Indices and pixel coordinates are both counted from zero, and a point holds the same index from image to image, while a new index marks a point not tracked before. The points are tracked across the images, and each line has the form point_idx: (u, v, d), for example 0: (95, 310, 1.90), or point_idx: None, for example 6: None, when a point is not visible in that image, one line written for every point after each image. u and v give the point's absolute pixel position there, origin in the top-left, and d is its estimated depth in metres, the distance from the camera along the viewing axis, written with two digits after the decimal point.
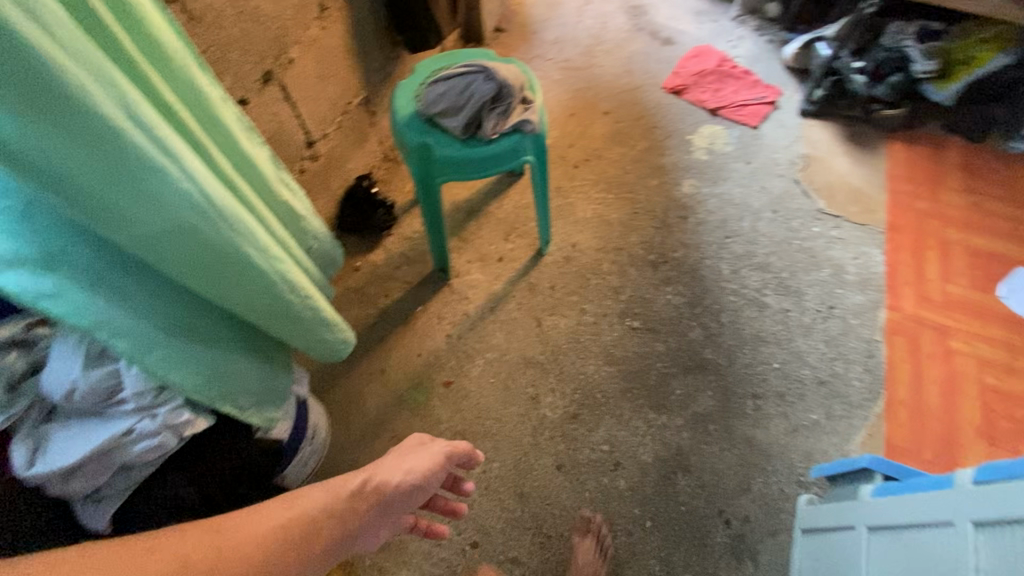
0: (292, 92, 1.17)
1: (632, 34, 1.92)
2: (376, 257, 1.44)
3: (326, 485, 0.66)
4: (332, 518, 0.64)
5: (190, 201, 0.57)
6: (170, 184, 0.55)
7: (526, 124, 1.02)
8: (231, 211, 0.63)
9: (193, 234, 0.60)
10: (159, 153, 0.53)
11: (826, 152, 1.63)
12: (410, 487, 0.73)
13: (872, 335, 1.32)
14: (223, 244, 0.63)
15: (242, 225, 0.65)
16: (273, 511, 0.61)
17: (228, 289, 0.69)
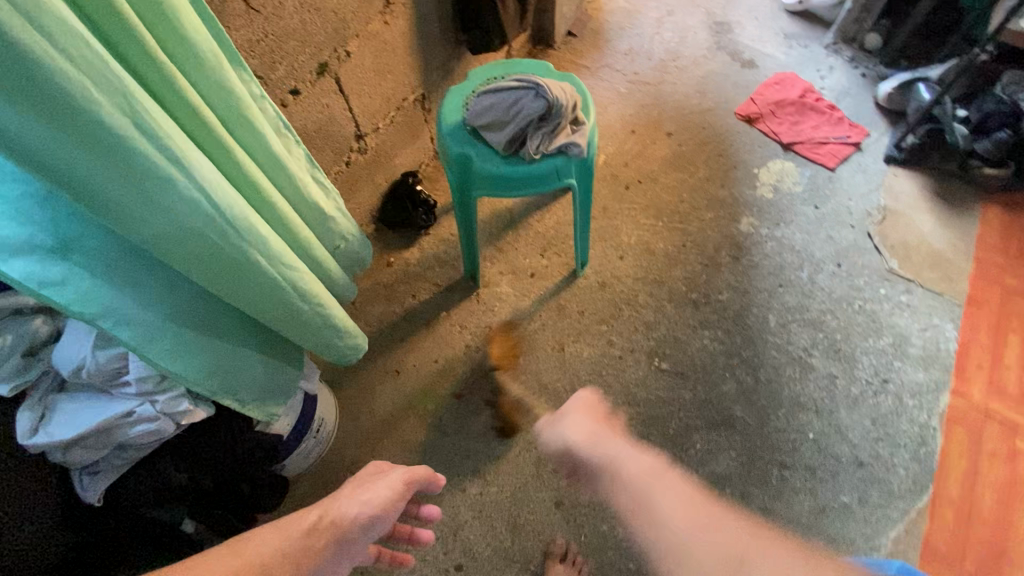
0: (346, 85, 1.17)
1: (712, 52, 1.80)
2: (410, 255, 1.43)
3: (279, 524, 0.62)
4: (287, 560, 0.60)
5: (195, 207, 0.59)
6: (175, 191, 0.56)
7: (573, 147, 0.97)
8: (239, 217, 0.64)
9: (197, 238, 0.61)
10: (168, 162, 0.54)
11: (909, 206, 1.47)
12: (369, 518, 0.69)
13: (927, 420, 1.19)
14: (229, 248, 0.64)
15: (250, 231, 0.66)
16: (219, 561, 0.56)
17: (234, 289, 0.70)
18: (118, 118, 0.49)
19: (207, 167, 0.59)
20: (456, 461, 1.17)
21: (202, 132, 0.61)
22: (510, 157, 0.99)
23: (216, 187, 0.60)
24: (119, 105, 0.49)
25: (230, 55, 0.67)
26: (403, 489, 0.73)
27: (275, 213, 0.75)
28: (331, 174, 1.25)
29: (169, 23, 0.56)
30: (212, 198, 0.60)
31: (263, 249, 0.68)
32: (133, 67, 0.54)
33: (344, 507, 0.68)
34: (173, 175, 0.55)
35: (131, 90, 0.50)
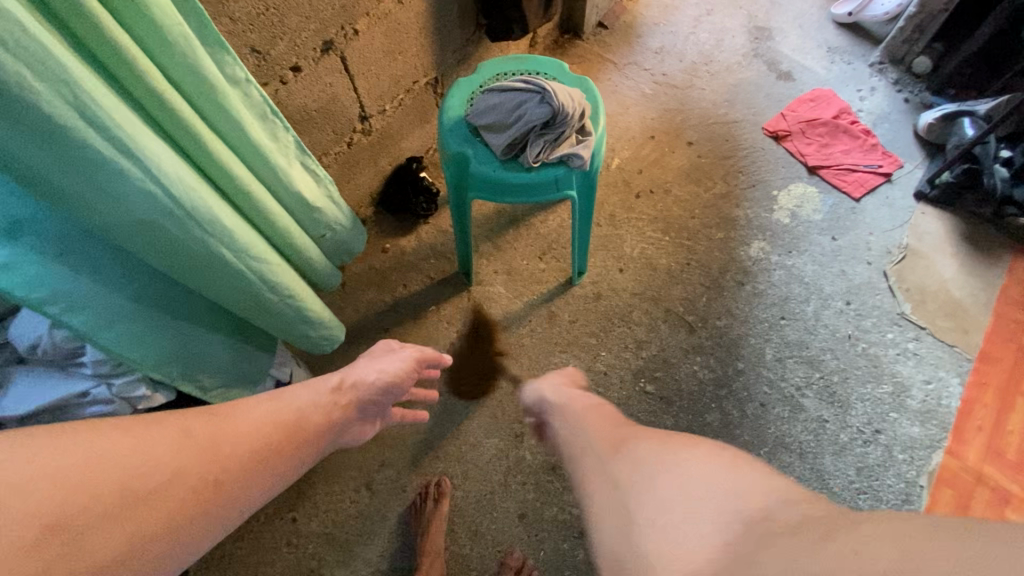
0: (353, 64, 1.12)
1: (748, 59, 1.71)
2: (405, 243, 1.40)
3: (308, 386, 0.73)
4: (321, 409, 0.72)
5: (151, 198, 0.56)
6: (130, 183, 0.54)
7: (575, 158, 0.92)
8: (203, 210, 0.61)
9: (154, 230, 0.58)
10: (118, 154, 0.52)
11: (933, 249, 1.40)
12: (382, 385, 0.81)
13: (915, 477, 1.15)
14: (189, 240, 0.61)
15: (214, 223, 0.63)
16: (263, 402, 0.66)
17: (199, 282, 0.68)
18: (60, 104, 0.46)
19: (165, 157, 0.56)
20: (425, 460, 1.16)
21: (168, 117, 0.58)
22: (509, 161, 0.95)
23: (175, 177, 0.57)
24: (63, 94, 0.46)
25: (209, 35, 0.64)
26: (410, 364, 0.87)
27: (249, 202, 0.72)
28: (331, 154, 1.21)
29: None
30: (173, 192, 0.57)
31: (229, 241, 0.66)
32: (86, 46, 0.51)
33: (364, 373, 0.81)
34: (126, 166, 0.53)
35: (76, 77, 0.47)
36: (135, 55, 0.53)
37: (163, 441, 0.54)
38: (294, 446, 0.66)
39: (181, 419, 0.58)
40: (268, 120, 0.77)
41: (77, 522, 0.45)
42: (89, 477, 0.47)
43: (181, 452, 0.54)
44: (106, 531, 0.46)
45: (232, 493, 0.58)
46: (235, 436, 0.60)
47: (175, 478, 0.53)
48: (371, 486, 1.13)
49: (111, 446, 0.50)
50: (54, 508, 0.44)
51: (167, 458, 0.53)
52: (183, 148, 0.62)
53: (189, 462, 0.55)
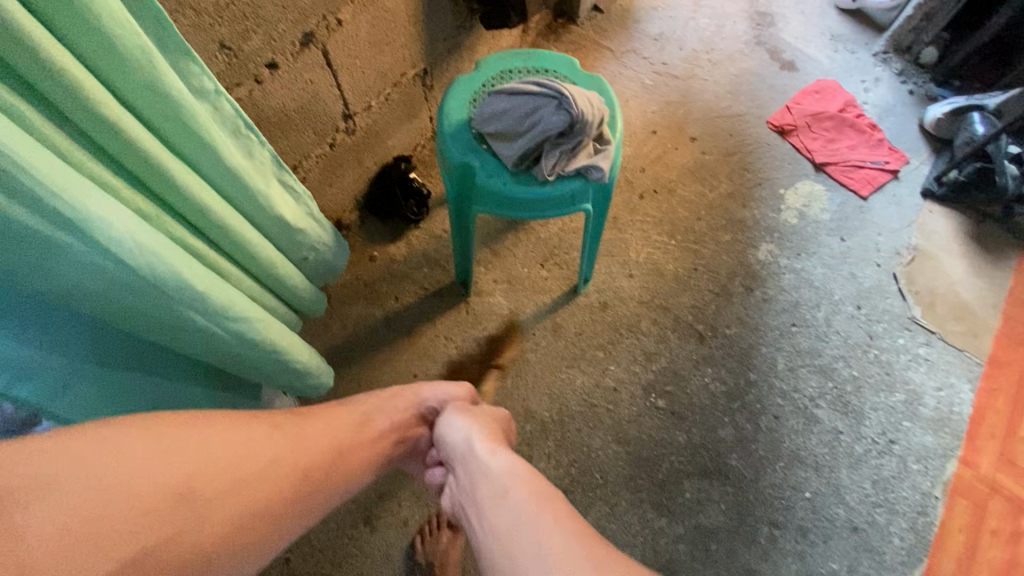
0: (336, 58, 0.99)
1: (749, 47, 1.63)
2: (395, 251, 1.29)
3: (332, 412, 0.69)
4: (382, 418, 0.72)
5: (88, 257, 0.50)
6: (66, 252, 0.48)
7: (594, 170, 0.83)
8: (159, 269, 0.55)
9: (98, 286, 0.53)
10: (50, 225, 0.46)
11: (942, 249, 1.37)
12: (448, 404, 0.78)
13: (930, 488, 1.13)
14: (143, 298, 0.56)
15: (170, 279, 0.56)
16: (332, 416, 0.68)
17: (166, 337, 0.63)
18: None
19: (110, 219, 0.50)
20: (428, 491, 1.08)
21: (120, 146, 0.52)
22: (520, 174, 0.86)
23: (121, 237, 0.51)
24: None
25: (169, 41, 0.55)
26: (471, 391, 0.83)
27: (220, 233, 0.65)
28: (312, 158, 1.09)
29: (75, 9, 0.44)
30: (121, 258, 0.52)
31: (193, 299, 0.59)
32: (16, 70, 0.43)
33: (427, 390, 0.78)
34: (60, 238, 0.47)
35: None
36: (81, 81, 0.46)
37: (250, 439, 0.57)
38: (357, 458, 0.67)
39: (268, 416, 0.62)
40: (243, 135, 0.67)
41: (199, 497, 0.51)
42: (195, 464, 0.52)
43: (272, 446, 0.59)
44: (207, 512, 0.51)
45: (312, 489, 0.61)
46: (311, 444, 0.63)
47: (264, 470, 0.57)
48: (371, 521, 1.05)
49: (212, 442, 0.55)
50: (168, 490, 0.49)
51: (254, 456, 0.57)
52: (138, 176, 0.56)
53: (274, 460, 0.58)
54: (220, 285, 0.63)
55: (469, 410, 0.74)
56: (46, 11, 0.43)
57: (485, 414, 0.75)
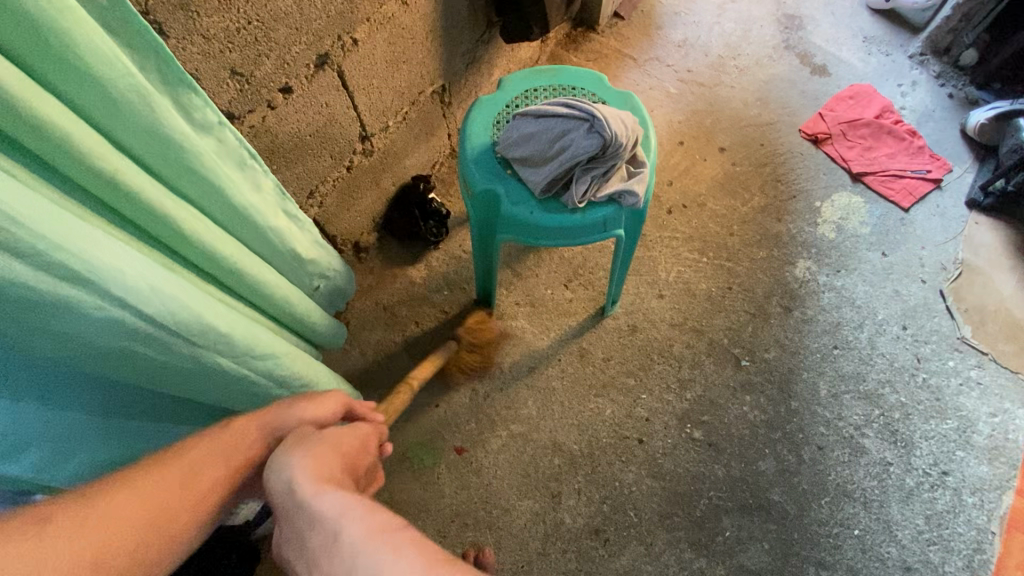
0: (352, 79, 0.94)
1: (778, 52, 1.56)
2: (414, 273, 1.25)
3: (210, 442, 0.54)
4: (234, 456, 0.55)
5: (106, 321, 0.46)
6: (87, 317, 0.45)
7: (629, 196, 0.77)
8: (181, 321, 0.53)
9: (111, 350, 0.49)
10: (75, 289, 0.43)
11: (990, 263, 1.29)
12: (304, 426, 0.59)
13: (986, 524, 1.06)
14: (161, 361, 0.54)
15: (193, 332, 0.54)
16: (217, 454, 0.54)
17: (193, 390, 0.61)
18: None
19: (128, 271, 0.47)
20: (451, 529, 1.03)
21: (126, 201, 0.48)
22: (548, 200, 0.80)
23: (136, 288, 0.48)
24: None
25: (170, 77, 0.51)
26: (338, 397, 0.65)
27: (236, 276, 0.62)
28: (328, 182, 1.04)
29: (66, 60, 0.41)
30: (141, 315, 0.49)
31: (216, 344, 0.57)
32: (14, 139, 0.39)
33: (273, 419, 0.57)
34: (83, 303, 0.44)
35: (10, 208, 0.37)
36: (85, 137, 0.43)
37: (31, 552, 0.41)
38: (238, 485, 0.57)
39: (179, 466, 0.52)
40: (250, 166, 0.64)
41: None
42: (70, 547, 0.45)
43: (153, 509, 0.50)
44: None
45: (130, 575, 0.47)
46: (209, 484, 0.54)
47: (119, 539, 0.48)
48: None
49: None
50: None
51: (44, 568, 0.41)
52: (147, 229, 0.52)
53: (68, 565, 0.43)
54: (243, 329, 0.61)
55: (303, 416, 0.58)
56: (35, 65, 0.40)
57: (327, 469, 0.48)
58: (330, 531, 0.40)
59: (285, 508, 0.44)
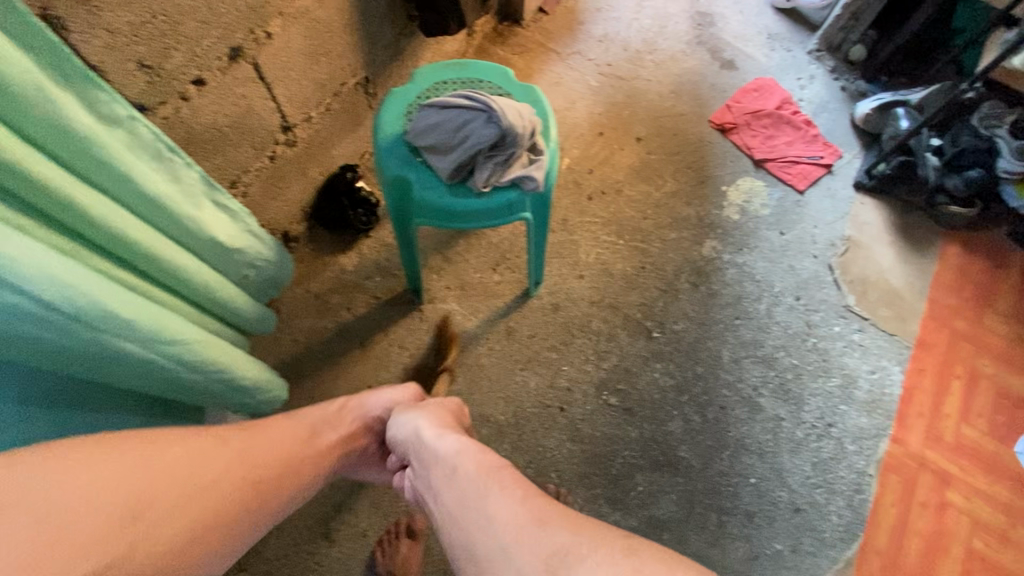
0: (268, 71, 0.97)
1: (691, 47, 1.68)
2: (346, 261, 1.29)
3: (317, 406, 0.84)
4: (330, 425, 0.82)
5: (4, 301, 0.49)
6: None
7: (528, 180, 0.84)
8: (87, 305, 0.55)
9: (10, 330, 0.51)
10: None
11: (872, 239, 1.44)
12: (384, 408, 0.88)
13: (865, 467, 1.20)
14: (71, 344, 0.56)
15: (100, 318, 0.56)
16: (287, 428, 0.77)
17: (107, 374, 0.63)
18: None
19: (28, 256, 0.49)
20: (385, 500, 1.09)
21: (26, 188, 0.51)
22: (455, 186, 0.85)
23: (38, 273, 0.50)
24: None
25: (72, 72, 0.54)
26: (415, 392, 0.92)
27: (148, 261, 0.64)
28: (250, 172, 1.07)
29: None
30: (43, 299, 0.51)
31: (121, 328, 0.59)
32: None
33: (363, 401, 0.88)
34: None
35: None
36: None
37: (215, 445, 0.67)
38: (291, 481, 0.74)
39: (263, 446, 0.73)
40: (165, 159, 0.66)
41: (150, 511, 0.59)
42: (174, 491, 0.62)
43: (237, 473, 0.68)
44: (156, 539, 0.58)
45: (264, 500, 0.70)
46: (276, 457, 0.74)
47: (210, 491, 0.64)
48: (329, 534, 1.06)
49: (157, 458, 0.62)
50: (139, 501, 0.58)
51: (218, 462, 0.66)
52: (47, 214, 0.54)
53: (227, 467, 0.67)
54: (156, 314, 0.63)
55: (429, 421, 0.76)
56: None
57: (435, 405, 0.83)
58: (447, 467, 0.67)
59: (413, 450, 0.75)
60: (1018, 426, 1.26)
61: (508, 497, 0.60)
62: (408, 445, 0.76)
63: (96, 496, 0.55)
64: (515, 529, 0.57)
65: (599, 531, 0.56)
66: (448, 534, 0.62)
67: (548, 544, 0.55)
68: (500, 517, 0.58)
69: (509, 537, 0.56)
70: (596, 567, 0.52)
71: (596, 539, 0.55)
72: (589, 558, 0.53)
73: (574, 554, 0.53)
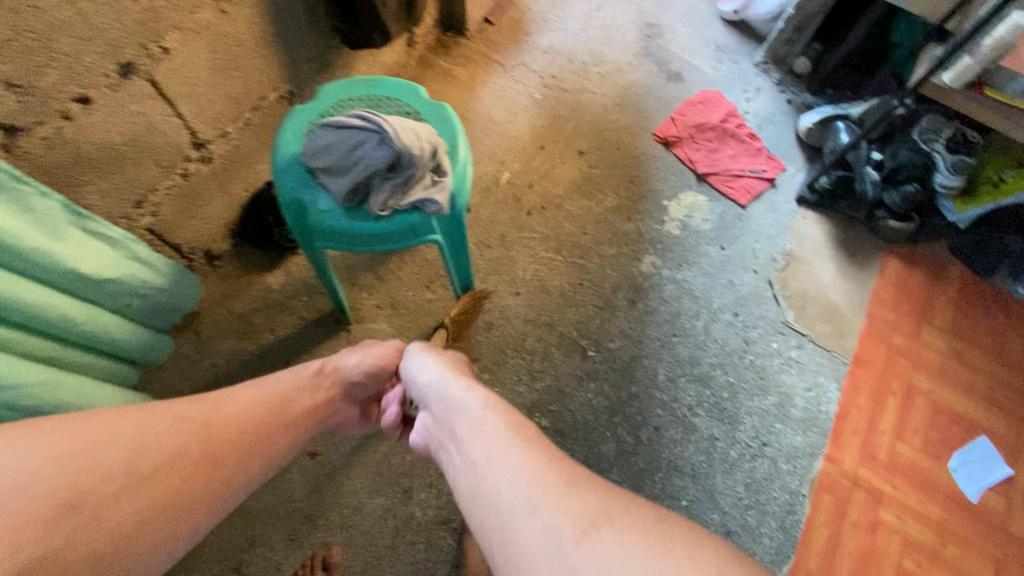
0: (169, 87, 0.93)
1: (638, 59, 1.66)
2: (271, 279, 1.26)
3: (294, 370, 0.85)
4: (303, 391, 0.83)
5: None
6: None
7: (429, 204, 0.81)
8: None
9: None
10: None
11: (813, 253, 1.43)
12: (361, 370, 0.91)
13: (798, 487, 1.18)
14: None
15: None
16: (255, 390, 0.78)
17: None
18: None
19: None
20: (301, 531, 1.05)
21: None
22: (354, 209, 0.82)
23: None
24: None
25: None
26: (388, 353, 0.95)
27: None
28: (159, 190, 1.03)
29: None
30: None
31: None
32: None
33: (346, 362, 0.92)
34: None
35: None
36: None
37: (163, 425, 0.67)
38: (273, 436, 0.77)
39: (246, 406, 0.75)
40: (14, 192, 0.65)
41: (87, 501, 0.58)
42: (144, 461, 0.63)
43: (205, 435, 0.69)
44: (102, 521, 0.59)
45: (225, 471, 0.70)
46: (241, 416, 0.74)
47: (176, 456, 0.66)
48: (241, 568, 1.02)
49: (126, 432, 0.64)
50: (108, 473, 0.61)
51: (165, 443, 0.65)
52: None
53: (180, 445, 0.66)
54: None
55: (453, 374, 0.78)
56: None
57: (459, 362, 0.84)
58: (474, 419, 0.69)
59: (435, 399, 0.77)
60: (951, 442, 1.25)
61: (536, 457, 0.61)
62: (431, 394, 0.78)
63: (23, 490, 0.55)
64: (541, 488, 0.57)
65: (629, 499, 0.56)
66: (469, 480, 0.63)
67: (577, 503, 0.55)
68: (525, 474, 0.59)
69: (538, 492, 0.57)
70: (620, 533, 0.52)
71: (624, 506, 0.55)
72: (621, 521, 0.53)
73: (605, 516, 0.54)
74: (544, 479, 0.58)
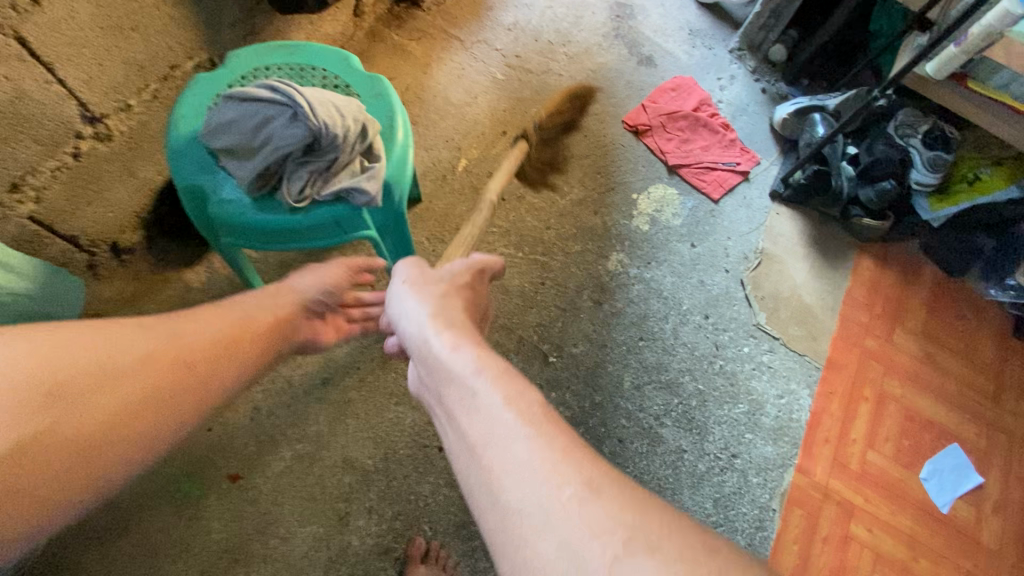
0: (45, 48, 0.77)
1: (608, 40, 1.55)
2: (192, 277, 1.11)
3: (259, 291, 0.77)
4: (264, 310, 0.75)
5: None
6: None
7: (355, 193, 0.68)
8: None
9: None
10: None
11: (787, 252, 1.36)
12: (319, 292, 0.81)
13: (768, 501, 1.12)
14: None
15: None
16: (224, 308, 0.72)
17: None
18: None
19: None
20: (219, 567, 0.92)
21: None
22: (264, 198, 0.69)
23: None
24: None
25: None
26: (346, 273, 0.84)
27: None
28: (43, 172, 0.87)
29: None
30: None
31: None
32: None
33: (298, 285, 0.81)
34: None
35: None
36: None
37: (133, 330, 0.63)
38: (249, 344, 0.71)
39: (220, 315, 0.70)
40: None
41: (68, 392, 0.55)
42: (114, 361, 0.59)
43: (175, 341, 0.64)
44: (78, 413, 0.55)
45: (202, 379, 0.65)
46: (209, 325, 0.68)
47: (148, 359, 0.61)
48: None
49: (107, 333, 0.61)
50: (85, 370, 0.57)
51: (134, 346, 0.61)
52: None
53: (151, 347, 0.62)
54: None
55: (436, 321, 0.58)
56: None
57: (450, 299, 0.64)
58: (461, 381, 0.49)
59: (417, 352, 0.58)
60: (923, 450, 1.21)
61: (548, 441, 0.42)
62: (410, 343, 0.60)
63: (3, 375, 0.52)
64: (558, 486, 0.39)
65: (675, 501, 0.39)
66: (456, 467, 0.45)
67: (607, 513, 0.37)
68: (534, 464, 0.40)
69: (561, 515, 0.37)
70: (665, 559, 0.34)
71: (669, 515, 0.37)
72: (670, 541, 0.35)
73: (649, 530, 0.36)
74: (557, 472, 0.40)
